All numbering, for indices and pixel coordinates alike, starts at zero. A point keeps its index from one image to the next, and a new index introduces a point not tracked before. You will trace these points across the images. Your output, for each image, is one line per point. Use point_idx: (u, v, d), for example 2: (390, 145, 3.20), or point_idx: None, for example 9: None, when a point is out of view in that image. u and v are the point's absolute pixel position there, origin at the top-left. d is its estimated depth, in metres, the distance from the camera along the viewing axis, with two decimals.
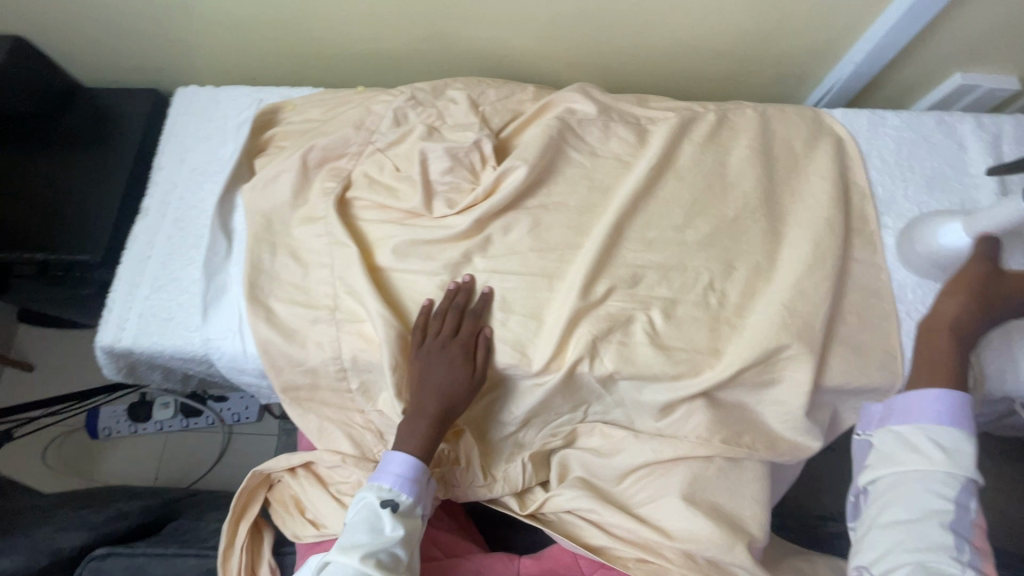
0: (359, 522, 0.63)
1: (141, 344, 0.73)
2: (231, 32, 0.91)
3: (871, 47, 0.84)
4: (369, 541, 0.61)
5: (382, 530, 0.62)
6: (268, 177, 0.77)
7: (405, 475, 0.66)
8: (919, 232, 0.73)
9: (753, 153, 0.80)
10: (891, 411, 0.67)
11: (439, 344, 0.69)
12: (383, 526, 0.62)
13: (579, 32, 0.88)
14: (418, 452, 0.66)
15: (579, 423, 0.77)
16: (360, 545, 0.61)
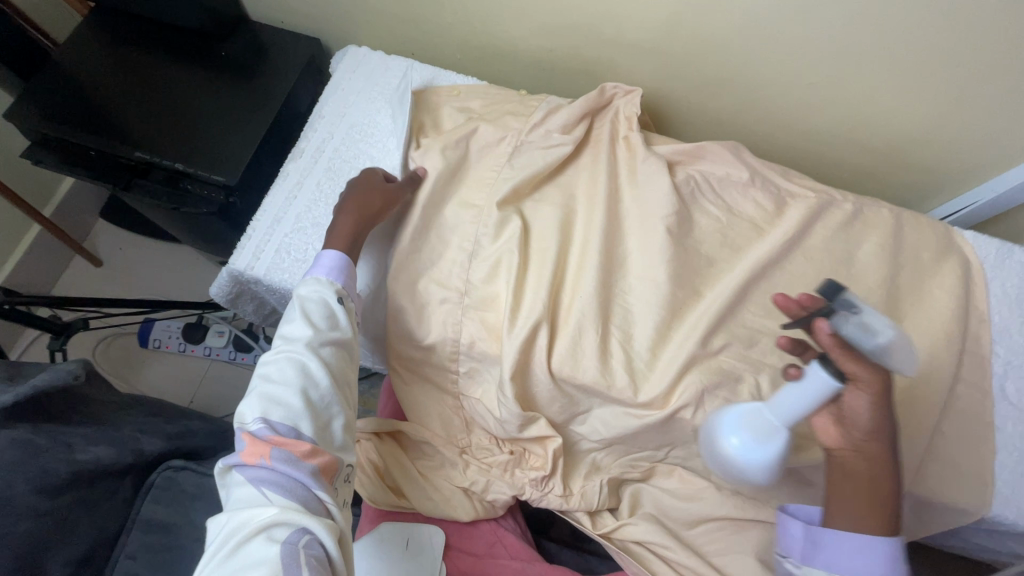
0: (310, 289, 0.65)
1: (272, 278, 0.75)
2: (412, 8, 0.96)
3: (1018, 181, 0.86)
4: (327, 356, 0.62)
5: (336, 321, 0.65)
6: (428, 151, 0.80)
7: (333, 268, 0.70)
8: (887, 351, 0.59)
9: (882, 251, 0.82)
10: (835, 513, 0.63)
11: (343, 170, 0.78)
12: (331, 297, 0.66)
13: (737, 94, 0.91)
14: (343, 244, 0.72)
15: (660, 460, 0.78)
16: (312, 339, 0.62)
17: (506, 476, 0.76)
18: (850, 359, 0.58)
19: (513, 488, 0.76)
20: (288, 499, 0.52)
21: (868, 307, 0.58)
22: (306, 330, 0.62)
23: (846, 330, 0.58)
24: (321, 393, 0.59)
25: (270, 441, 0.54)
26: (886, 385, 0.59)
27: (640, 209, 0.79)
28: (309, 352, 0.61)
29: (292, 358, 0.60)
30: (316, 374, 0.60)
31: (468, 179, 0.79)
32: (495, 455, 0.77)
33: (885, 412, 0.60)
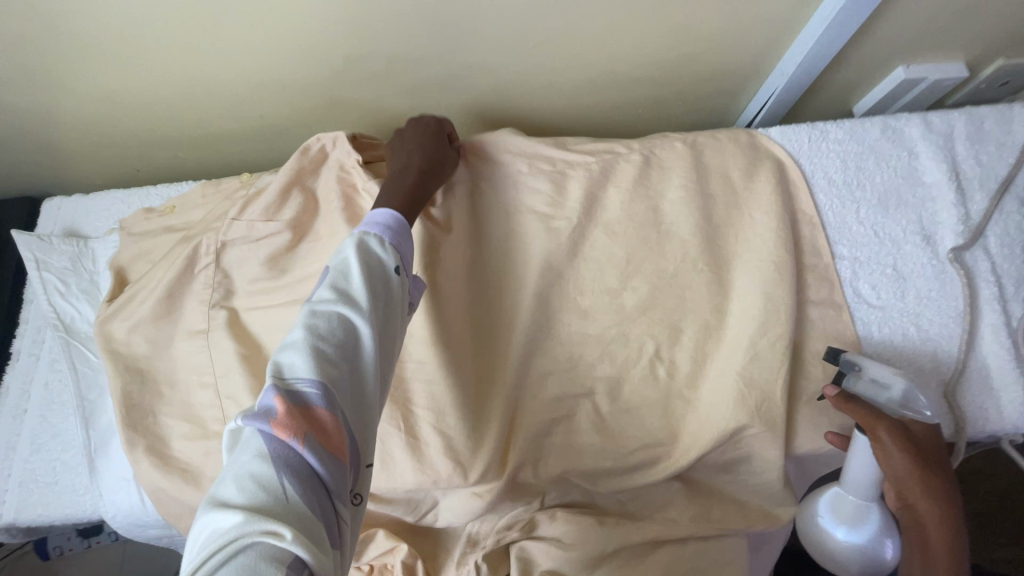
0: (355, 248, 0.50)
1: (24, 518, 0.63)
2: (98, 129, 0.81)
3: (806, 51, 0.74)
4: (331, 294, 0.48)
5: (349, 287, 0.48)
6: (146, 298, 0.68)
7: (387, 225, 0.55)
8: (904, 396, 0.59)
9: (687, 191, 0.71)
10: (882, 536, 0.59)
11: (411, 136, 0.67)
12: (390, 263, 0.52)
13: (481, 80, 0.79)
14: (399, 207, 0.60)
15: (535, 509, 0.68)
16: (371, 303, 0.48)
17: None
18: (860, 416, 0.58)
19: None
20: (301, 500, 0.37)
21: (869, 363, 0.61)
22: (363, 294, 0.48)
23: (860, 388, 0.61)
24: (331, 345, 0.44)
25: (306, 422, 0.40)
26: (908, 436, 0.56)
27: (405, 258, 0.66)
28: (361, 314, 0.47)
29: (337, 314, 0.46)
30: (326, 313, 0.46)
31: (207, 309, 0.68)
32: None
33: (923, 465, 0.55)
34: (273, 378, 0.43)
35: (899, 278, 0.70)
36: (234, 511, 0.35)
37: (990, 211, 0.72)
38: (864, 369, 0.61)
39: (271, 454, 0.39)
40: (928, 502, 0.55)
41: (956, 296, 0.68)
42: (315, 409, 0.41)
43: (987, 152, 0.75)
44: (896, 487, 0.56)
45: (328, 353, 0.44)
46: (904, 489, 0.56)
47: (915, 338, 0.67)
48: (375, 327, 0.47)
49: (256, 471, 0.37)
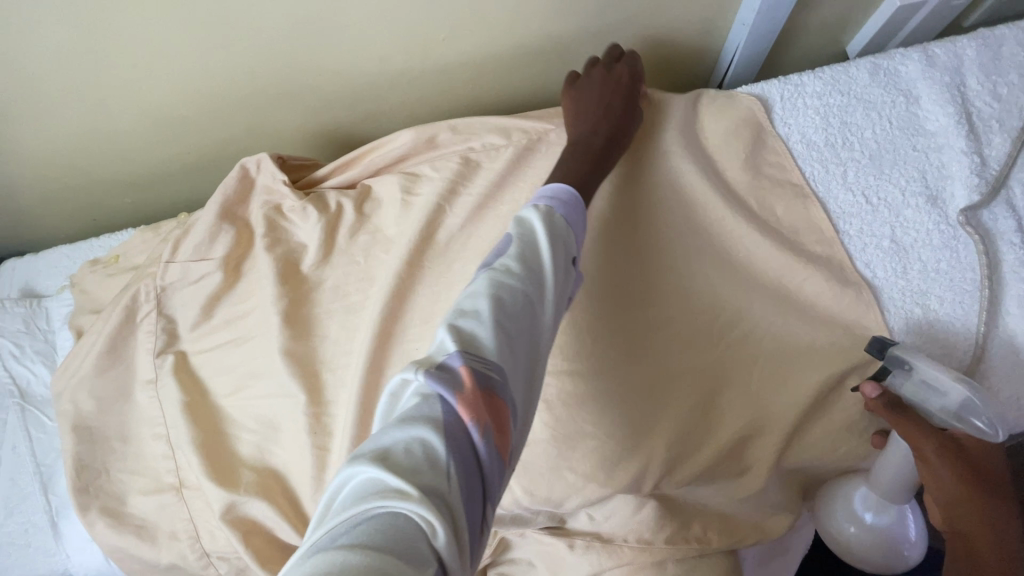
0: (538, 221, 0.44)
1: None
2: (39, 186, 0.81)
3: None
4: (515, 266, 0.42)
5: (533, 267, 0.42)
6: (86, 355, 0.67)
7: (570, 205, 0.48)
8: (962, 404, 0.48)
9: (638, 181, 0.64)
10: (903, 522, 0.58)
11: (589, 96, 0.63)
12: (572, 250, 0.45)
13: (409, 83, 0.73)
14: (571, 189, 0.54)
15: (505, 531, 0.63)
16: (551, 288, 0.42)
17: None
18: (903, 428, 0.50)
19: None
20: (464, 492, 0.31)
21: (917, 360, 0.50)
22: (548, 274, 0.42)
23: (905, 391, 0.50)
24: (509, 328, 0.38)
25: (485, 400, 0.34)
26: (955, 452, 0.49)
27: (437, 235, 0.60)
28: (538, 300, 0.41)
29: (515, 293, 0.40)
30: (504, 287, 0.40)
31: (150, 360, 0.67)
32: None
33: (976, 482, 0.48)
34: (452, 341, 0.37)
35: (899, 251, 0.58)
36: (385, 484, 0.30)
37: (1012, 157, 0.59)
38: (919, 371, 0.50)
39: (444, 425, 0.33)
40: (976, 520, 0.49)
41: (971, 266, 0.57)
42: (494, 390, 0.36)
43: (1004, 84, 0.62)
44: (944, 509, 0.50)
45: (506, 324, 0.38)
46: (947, 511, 0.50)
47: (921, 321, 0.56)
48: (549, 319, 0.41)
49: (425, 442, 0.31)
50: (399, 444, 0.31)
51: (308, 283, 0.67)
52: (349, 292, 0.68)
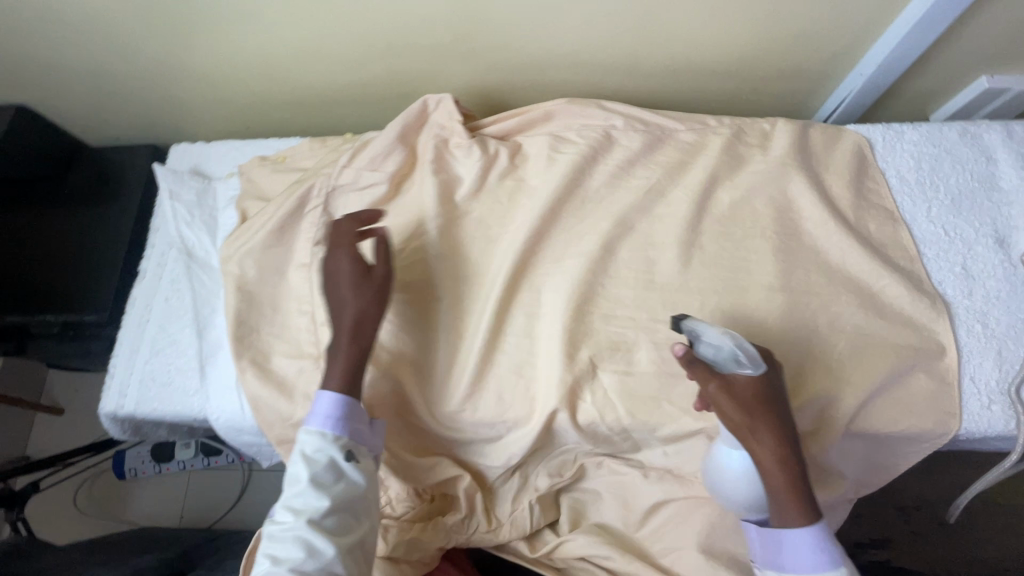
0: (315, 454, 0.60)
1: (143, 410, 0.73)
2: (219, 85, 0.91)
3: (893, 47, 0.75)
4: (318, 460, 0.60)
5: (313, 499, 0.58)
6: (255, 231, 0.76)
7: (333, 416, 0.63)
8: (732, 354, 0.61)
9: (757, 181, 0.76)
10: (766, 545, 0.59)
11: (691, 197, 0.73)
12: (338, 461, 0.60)
13: (567, 65, 0.85)
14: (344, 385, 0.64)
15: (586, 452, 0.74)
16: (324, 488, 0.58)
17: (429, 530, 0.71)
18: (693, 376, 0.62)
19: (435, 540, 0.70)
20: None
21: (700, 327, 0.63)
22: (312, 497, 0.58)
23: (703, 352, 0.63)
24: (284, 527, 0.57)
25: None
26: (730, 389, 0.59)
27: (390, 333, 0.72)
28: (316, 527, 0.56)
29: (296, 537, 0.56)
30: (292, 504, 0.58)
31: (309, 247, 0.77)
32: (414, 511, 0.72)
33: (756, 411, 0.58)
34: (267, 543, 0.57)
35: (968, 276, 0.71)
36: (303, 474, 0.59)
37: None
38: (700, 334, 0.63)
39: None
40: (774, 440, 0.58)
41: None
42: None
43: None
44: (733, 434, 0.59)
45: (325, 480, 0.59)
46: (738, 436, 0.59)
47: (981, 334, 0.68)
48: (338, 496, 0.59)
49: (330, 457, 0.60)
50: (303, 450, 0.60)
51: (459, 210, 0.78)
52: (490, 225, 0.78)
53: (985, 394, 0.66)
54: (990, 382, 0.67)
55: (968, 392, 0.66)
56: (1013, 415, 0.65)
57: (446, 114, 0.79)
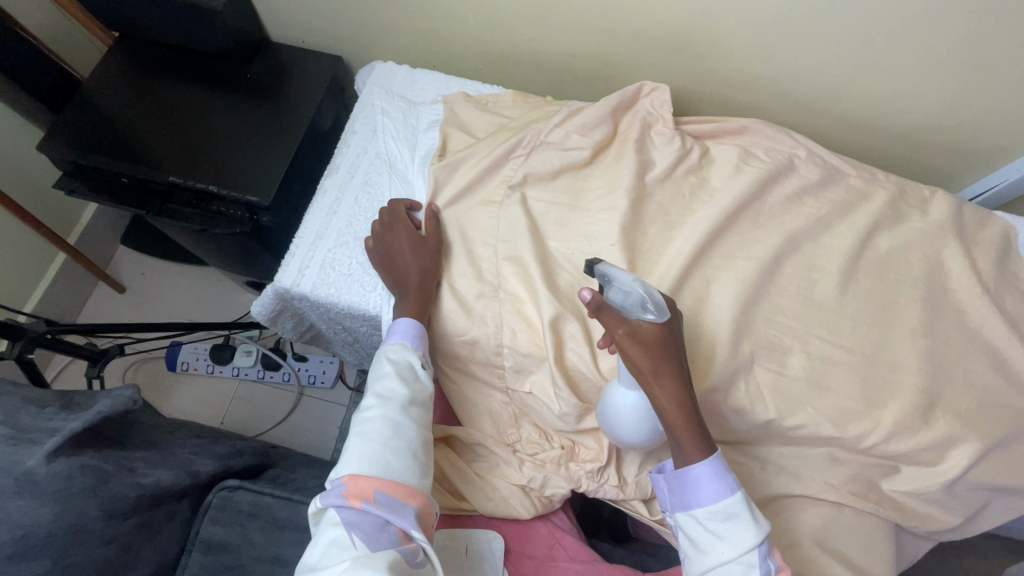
0: (396, 355, 0.68)
1: (318, 294, 0.76)
2: (431, 19, 0.95)
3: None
4: (397, 361, 0.68)
5: (388, 391, 0.65)
6: (460, 160, 0.81)
7: (409, 332, 0.70)
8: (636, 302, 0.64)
9: (913, 238, 0.84)
10: (672, 490, 0.62)
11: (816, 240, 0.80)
12: (421, 374, 0.68)
13: (761, 91, 0.91)
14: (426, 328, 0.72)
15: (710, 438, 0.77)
16: (405, 385, 0.66)
17: (562, 471, 0.74)
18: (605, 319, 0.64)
19: (569, 481, 0.73)
20: (394, 515, 0.56)
21: (614, 273, 0.65)
22: (398, 388, 0.65)
23: (613, 298, 0.64)
24: (375, 408, 0.64)
25: (371, 494, 0.57)
26: (639, 336, 0.62)
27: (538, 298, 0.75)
28: (394, 412, 0.63)
29: (382, 423, 0.62)
30: (376, 391, 0.65)
31: (504, 186, 0.81)
32: (547, 451, 0.75)
33: (657, 357, 0.62)
34: (370, 430, 0.62)
35: None
36: (389, 370, 0.66)
37: None
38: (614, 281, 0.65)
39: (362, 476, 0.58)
40: (675, 386, 0.61)
41: None
42: (397, 476, 0.59)
43: None
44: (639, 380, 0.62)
45: (404, 378, 0.67)
46: (644, 381, 0.62)
47: None
48: (412, 395, 0.66)
49: (409, 360, 0.68)
50: (386, 355, 0.68)
51: (646, 190, 0.83)
52: (671, 212, 0.83)
53: None
54: None
55: None
56: None
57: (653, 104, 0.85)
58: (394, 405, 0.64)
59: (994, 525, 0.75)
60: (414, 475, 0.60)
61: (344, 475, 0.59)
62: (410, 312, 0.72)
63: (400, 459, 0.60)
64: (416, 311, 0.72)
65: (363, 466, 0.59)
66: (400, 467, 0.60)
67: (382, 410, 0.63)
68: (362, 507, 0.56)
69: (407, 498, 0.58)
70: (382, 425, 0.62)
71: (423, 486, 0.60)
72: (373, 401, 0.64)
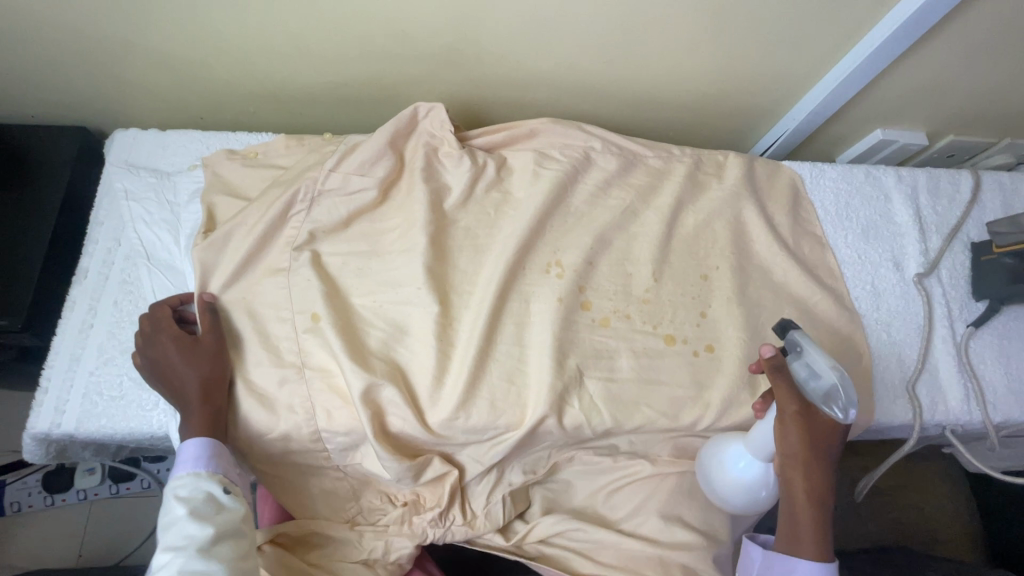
0: (190, 491, 0.59)
1: (85, 429, 0.65)
2: (171, 73, 0.82)
3: None
4: (193, 498, 0.58)
5: (184, 539, 0.56)
6: (228, 232, 0.71)
7: (199, 457, 0.61)
8: (816, 387, 0.62)
9: (717, 207, 0.86)
10: (767, 565, 0.64)
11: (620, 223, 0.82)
12: (226, 501, 0.60)
13: (550, 87, 0.88)
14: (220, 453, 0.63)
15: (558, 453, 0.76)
16: (205, 523, 0.57)
17: (406, 528, 0.70)
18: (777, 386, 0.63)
19: (414, 537, 0.69)
20: None
21: (808, 345, 0.63)
22: (196, 531, 0.56)
23: (796, 371, 0.64)
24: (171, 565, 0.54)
25: None
26: (808, 420, 0.62)
27: (344, 365, 0.68)
28: (194, 561, 0.55)
29: None
30: (172, 543, 0.55)
31: (288, 249, 0.73)
32: (389, 512, 0.71)
33: (815, 444, 0.62)
34: None
35: (876, 293, 0.85)
36: (181, 512, 0.57)
37: (944, 249, 0.89)
38: (806, 356, 0.63)
39: None
40: (819, 475, 0.62)
41: (917, 312, 0.85)
42: None
43: (942, 205, 0.93)
44: (781, 459, 0.63)
45: (204, 513, 0.58)
46: (788, 464, 0.63)
47: (887, 341, 0.82)
48: (216, 531, 0.57)
49: (205, 492, 0.59)
50: (175, 492, 0.58)
51: (446, 220, 0.78)
52: (479, 235, 0.79)
53: (892, 390, 0.80)
54: (894, 379, 0.80)
55: (880, 388, 0.80)
56: (913, 407, 0.79)
57: (434, 126, 0.80)
58: (192, 555, 0.55)
59: None
60: None
61: None
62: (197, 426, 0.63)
63: None
64: (203, 421, 0.63)
65: None
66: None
67: (176, 564, 0.54)
68: None
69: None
70: None
71: None
72: (167, 556, 0.55)
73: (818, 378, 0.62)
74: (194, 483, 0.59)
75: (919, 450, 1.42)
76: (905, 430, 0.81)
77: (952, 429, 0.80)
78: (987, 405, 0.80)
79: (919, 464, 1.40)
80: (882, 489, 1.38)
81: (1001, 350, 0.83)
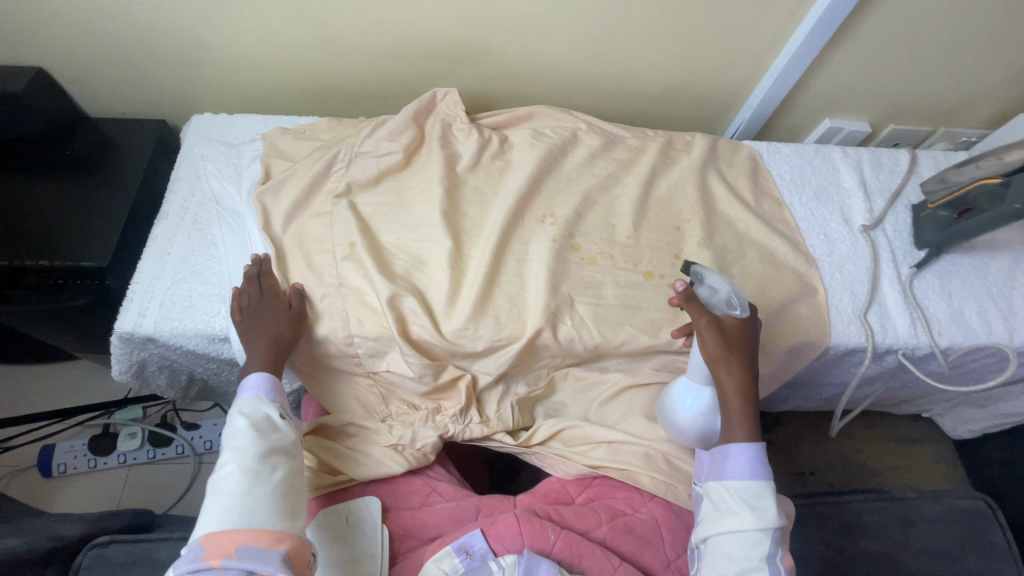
0: (252, 409, 0.69)
1: (161, 330, 0.79)
2: (240, 71, 1.03)
3: None
4: (253, 416, 0.69)
5: (245, 445, 0.66)
6: (283, 183, 0.88)
7: (260, 385, 0.72)
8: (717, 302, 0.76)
9: (688, 171, 1.01)
10: (712, 462, 0.72)
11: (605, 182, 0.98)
12: (279, 422, 0.70)
13: (544, 81, 1.07)
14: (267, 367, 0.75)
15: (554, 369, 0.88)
16: (261, 436, 0.67)
17: (430, 422, 0.82)
18: (691, 312, 0.75)
19: (437, 429, 0.81)
20: (259, 564, 0.58)
21: (707, 273, 0.76)
22: (255, 440, 0.66)
23: (701, 293, 0.77)
24: (234, 464, 0.64)
25: (232, 546, 0.59)
26: (721, 325, 0.73)
27: (374, 282, 0.82)
28: (253, 463, 0.65)
29: (241, 477, 0.63)
30: (235, 447, 0.66)
31: (330, 197, 0.89)
32: (414, 413, 0.83)
33: (731, 345, 0.72)
34: (229, 484, 0.63)
35: (828, 241, 0.99)
36: (243, 425, 0.68)
37: (886, 208, 1.03)
38: (706, 283, 0.77)
39: (222, 531, 0.60)
40: (742, 368, 0.72)
41: (866, 257, 0.98)
42: (260, 523, 0.61)
43: (884, 174, 1.08)
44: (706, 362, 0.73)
45: (262, 428, 0.68)
46: (713, 363, 0.72)
47: (840, 278, 0.95)
48: (271, 444, 0.67)
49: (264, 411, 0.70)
50: (240, 410, 0.69)
51: (459, 178, 0.95)
52: (485, 192, 0.95)
53: (846, 318, 0.92)
54: (847, 309, 0.92)
55: (836, 316, 0.92)
56: (865, 331, 0.90)
57: (450, 106, 0.98)
58: (251, 458, 0.65)
59: (793, 377, 0.91)
60: (280, 521, 0.62)
61: (203, 536, 0.60)
62: (255, 340, 0.76)
63: (261, 508, 0.62)
64: (265, 347, 0.75)
65: (223, 524, 0.60)
66: (262, 514, 0.62)
67: (238, 464, 0.64)
68: (223, 564, 0.58)
69: (273, 544, 0.60)
70: (241, 480, 0.63)
71: (291, 530, 0.62)
72: (229, 457, 0.65)
73: (719, 295, 0.76)
74: (256, 403, 0.70)
75: (908, 429, 1.48)
76: (862, 355, 0.93)
77: (902, 352, 0.92)
78: (932, 331, 0.92)
79: (909, 442, 1.46)
80: (873, 467, 1.43)
81: (942, 287, 0.95)
